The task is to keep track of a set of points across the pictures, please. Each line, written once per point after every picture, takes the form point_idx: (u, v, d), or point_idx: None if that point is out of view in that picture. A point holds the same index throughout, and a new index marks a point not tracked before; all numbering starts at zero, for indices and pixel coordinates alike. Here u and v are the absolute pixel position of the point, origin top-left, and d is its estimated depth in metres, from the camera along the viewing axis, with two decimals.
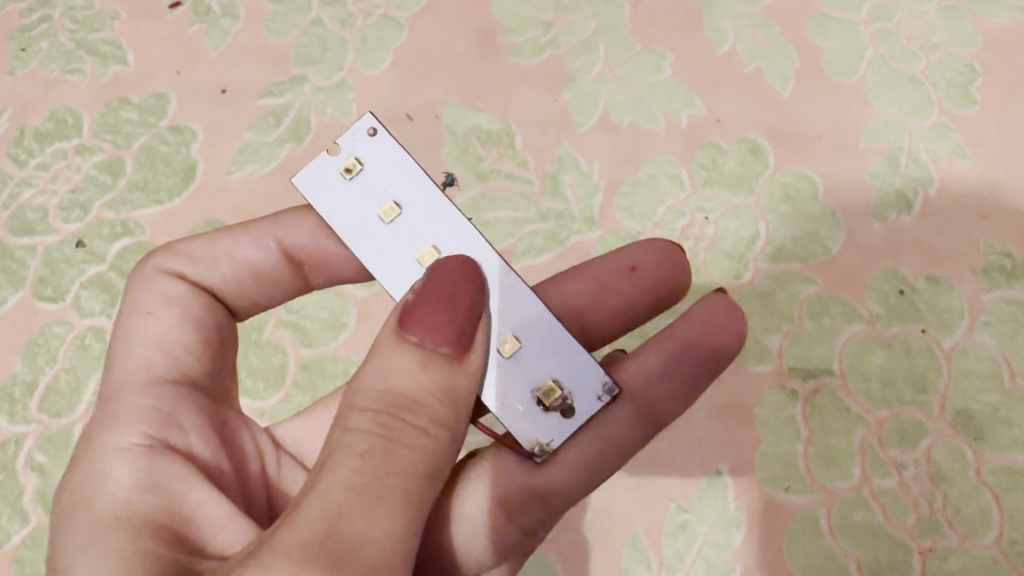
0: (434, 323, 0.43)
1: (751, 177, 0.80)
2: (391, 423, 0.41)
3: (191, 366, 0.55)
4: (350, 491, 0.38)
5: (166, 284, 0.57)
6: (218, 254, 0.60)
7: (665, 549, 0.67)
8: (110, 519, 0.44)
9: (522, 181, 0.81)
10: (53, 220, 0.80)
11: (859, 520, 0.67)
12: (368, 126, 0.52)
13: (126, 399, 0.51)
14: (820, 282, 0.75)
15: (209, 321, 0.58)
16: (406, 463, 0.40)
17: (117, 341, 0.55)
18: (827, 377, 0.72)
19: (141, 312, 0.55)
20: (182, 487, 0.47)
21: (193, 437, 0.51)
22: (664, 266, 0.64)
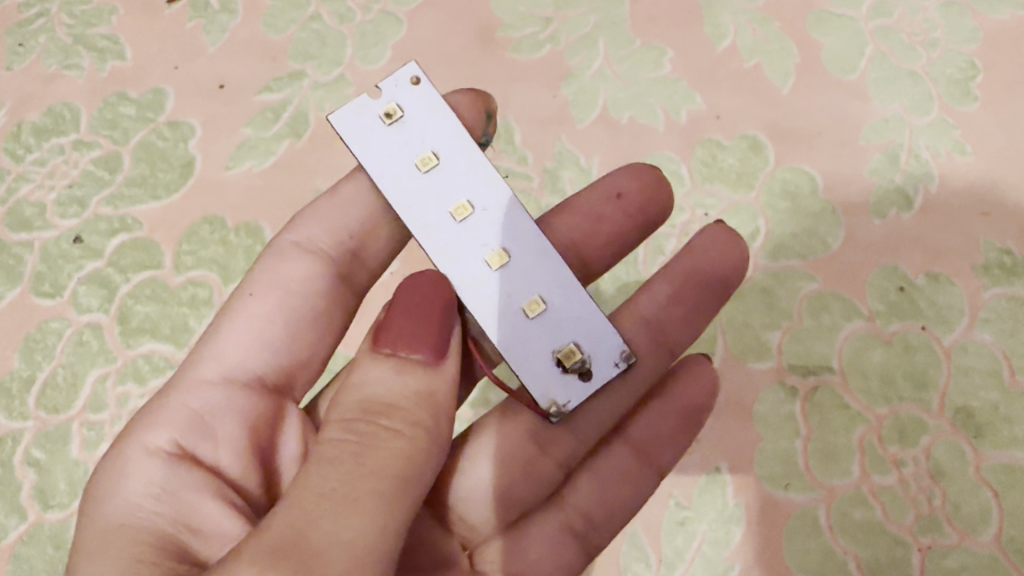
0: (404, 331, 0.45)
1: (751, 173, 0.80)
2: (367, 427, 0.41)
3: (261, 362, 0.55)
4: (317, 496, 0.38)
5: (288, 260, 0.57)
6: (340, 213, 0.58)
7: (664, 546, 0.67)
8: (113, 522, 0.45)
9: (521, 177, 0.81)
10: (51, 216, 0.80)
11: (858, 517, 0.67)
12: (413, 76, 0.54)
13: (176, 395, 0.53)
14: (820, 278, 0.75)
15: (316, 308, 0.57)
16: (382, 464, 0.39)
17: (217, 322, 0.57)
18: (826, 374, 0.71)
19: (246, 293, 0.57)
20: (193, 498, 0.47)
21: (222, 439, 0.51)
22: (654, 192, 0.64)
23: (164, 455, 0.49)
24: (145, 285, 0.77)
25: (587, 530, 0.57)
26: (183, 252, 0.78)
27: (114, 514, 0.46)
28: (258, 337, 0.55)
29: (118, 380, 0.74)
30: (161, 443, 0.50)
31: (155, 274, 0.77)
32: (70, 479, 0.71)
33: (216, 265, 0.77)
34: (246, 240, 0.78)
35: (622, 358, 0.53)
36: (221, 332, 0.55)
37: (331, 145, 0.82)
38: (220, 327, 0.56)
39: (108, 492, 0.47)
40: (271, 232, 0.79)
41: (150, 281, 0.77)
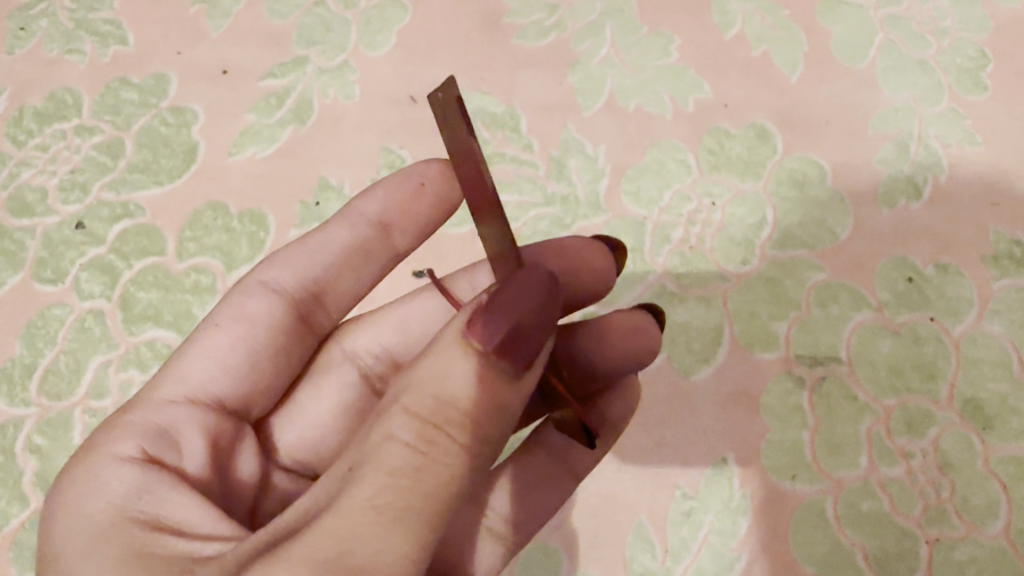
0: (499, 328, 0.37)
1: (759, 162, 0.79)
2: (434, 436, 0.37)
3: (221, 388, 0.54)
4: (369, 510, 0.36)
5: (252, 299, 0.58)
6: (311, 255, 0.59)
7: (670, 537, 0.66)
8: (103, 521, 0.43)
9: (527, 164, 0.80)
10: (52, 201, 0.79)
11: (865, 509, 0.66)
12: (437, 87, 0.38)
13: (135, 413, 0.50)
14: (827, 268, 0.74)
15: (277, 344, 0.58)
16: (438, 486, 0.37)
17: (181, 350, 0.56)
18: (834, 364, 0.71)
19: (211, 325, 0.57)
20: (172, 496, 0.44)
21: (189, 447, 0.50)
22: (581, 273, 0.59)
23: (134, 461, 0.46)
24: (148, 272, 0.76)
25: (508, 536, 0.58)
26: (186, 239, 0.77)
27: (99, 508, 0.44)
28: (219, 369, 0.55)
29: (121, 366, 0.73)
30: (131, 451, 0.47)
31: (158, 261, 0.77)
32: None
33: (220, 252, 0.77)
34: (250, 227, 0.78)
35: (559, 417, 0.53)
36: (185, 362, 0.55)
37: (335, 132, 0.81)
38: (186, 357, 0.55)
39: (77, 494, 0.45)
40: (274, 218, 0.78)
41: (153, 267, 0.77)
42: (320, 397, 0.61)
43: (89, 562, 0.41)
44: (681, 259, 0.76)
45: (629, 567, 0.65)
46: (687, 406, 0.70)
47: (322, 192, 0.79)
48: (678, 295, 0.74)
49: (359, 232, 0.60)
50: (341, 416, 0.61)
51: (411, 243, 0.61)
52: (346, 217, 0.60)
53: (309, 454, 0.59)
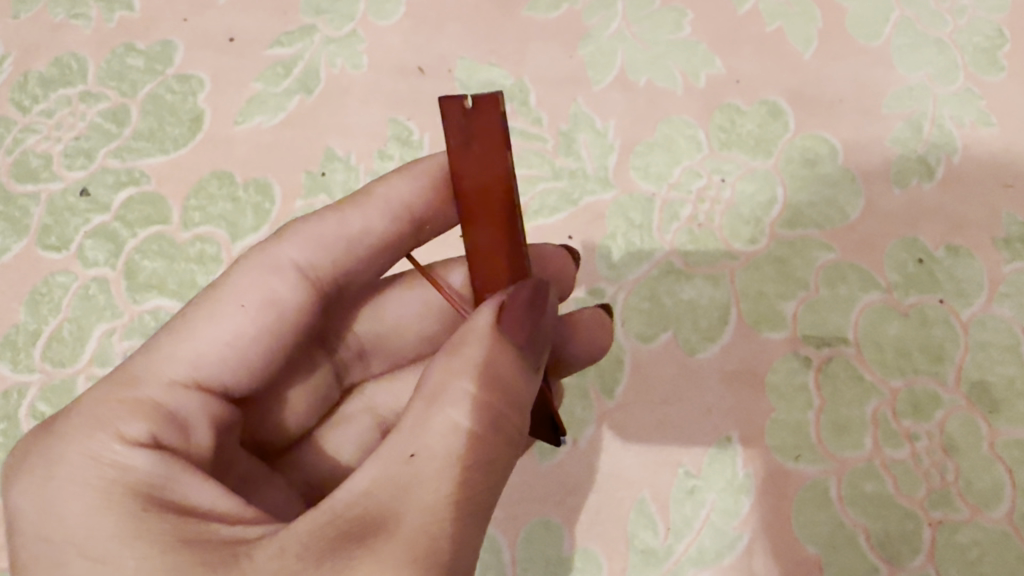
0: (521, 329, 0.43)
1: (770, 140, 0.79)
2: (487, 425, 0.40)
3: (232, 374, 0.52)
4: (450, 501, 0.38)
5: (280, 278, 0.54)
6: (345, 241, 0.57)
7: (672, 515, 0.65)
8: (133, 506, 0.41)
9: (535, 139, 0.79)
10: (57, 167, 0.79)
11: (869, 490, 0.65)
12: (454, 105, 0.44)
13: (144, 393, 0.48)
14: (836, 248, 0.74)
15: (294, 332, 0.55)
16: (490, 477, 0.40)
17: (186, 319, 0.52)
18: (841, 345, 0.70)
19: (233, 300, 0.53)
20: (196, 486, 0.43)
21: (196, 435, 0.48)
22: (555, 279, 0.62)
23: (149, 447, 0.44)
24: (153, 241, 0.76)
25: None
26: (191, 208, 0.77)
27: (119, 495, 0.41)
28: (235, 352, 0.52)
29: (125, 335, 0.73)
30: (140, 435, 0.45)
31: (163, 230, 0.76)
32: None
33: (225, 221, 0.76)
34: (255, 197, 0.77)
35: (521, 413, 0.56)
36: (198, 332, 0.51)
37: (342, 102, 0.81)
38: (197, 326, 0.51)
39: (91, 480, 0.42)
40: (280, 188, 0.77)
41: (158, 236, 0.76)
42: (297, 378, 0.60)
43: (119, 549, 0.39)
44: (690, 236, 0.75)
45: (630, 543, 0.65)
46: (692, 384, 0.69)
47: (328, 162, 0.78)
48: (685, 273, 0.73)
49: (396, 224, 0.57)
50: (311, 398, 0.60)
51: (430, 237, 0.60)
52: (385, 203, 0.57)
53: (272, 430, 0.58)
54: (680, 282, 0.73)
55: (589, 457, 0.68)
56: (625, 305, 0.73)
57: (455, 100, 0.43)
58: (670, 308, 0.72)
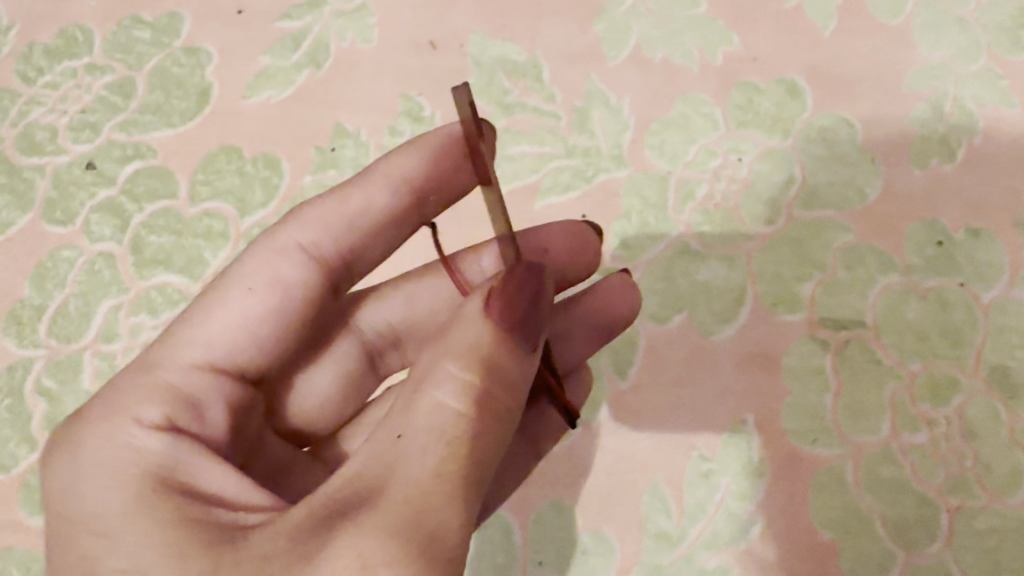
0: (513, 311, 0.41)
1: (787, 119, 0.77)
2: (479, 401, 0.39)
3: (245, 355, 0.52)
4: (434, 479, 0.37)
5: (289, 261, 0.54)
6: (351, 219, 0.55)
7: (685, 498, 0.64)
8: (142, 485, 0.42)
9: (549, 115, 0.77)
10: (62, 140, 0.78)
11: (886, 475, 0.64)
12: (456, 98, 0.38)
13: (159, 377, 0.48)
14: (854, 230, 0.73)
15: (306, 315, 0.55)
16: (483, 452, 0.39)
17: (200, 305, 0.53)
18: (858, 328, 0.69)
19: (242, 284, 0.53)
20: (208, 466, 0.44)
21: (211, 417, 0.49)
22: (575, 257, 0.61)
23: (160, 429, 0.45)
24: (159, 215, 0.75)
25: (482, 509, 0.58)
26: (198, 183, 0.76)
27: (130, 475, 0.42)
28: (246, 336, 0.52)
29: (131, 311, 0.72)
30: (153, 418, 0.46)
31: (170, 204, 0.75)
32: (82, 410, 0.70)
33: (233, 196, 0.75)
34: (264, 172, 0.76)
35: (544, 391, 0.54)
36: (211, 320, 0.52)
37: (351, 77, 0.79)
38: (210, 311, 0.52)
39: (106, 460, 0.43)
40: (288, 164, 0.76)
41: (165, 211, 0.75)
42: (320, 363, 0.59)
43: (128, 525, 0.40)
44: (705, 216, 0.74)
45: (643, 527, 0.64)
46: (706, 366, 0.68)
47: (338, 137, 0.77)
48: (700, 254, 0.72)
49: (399, 200, 0.55)
50: (340, 387, 0.60)
51: (440, 211, 0.58)
52: (386, 178, 0.55)
53: (302, 417, 0.59)
54: (694, 262, 0.72)
55: (601, 438, 0.67)
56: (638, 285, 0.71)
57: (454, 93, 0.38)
58: (685, 289, 0.71)
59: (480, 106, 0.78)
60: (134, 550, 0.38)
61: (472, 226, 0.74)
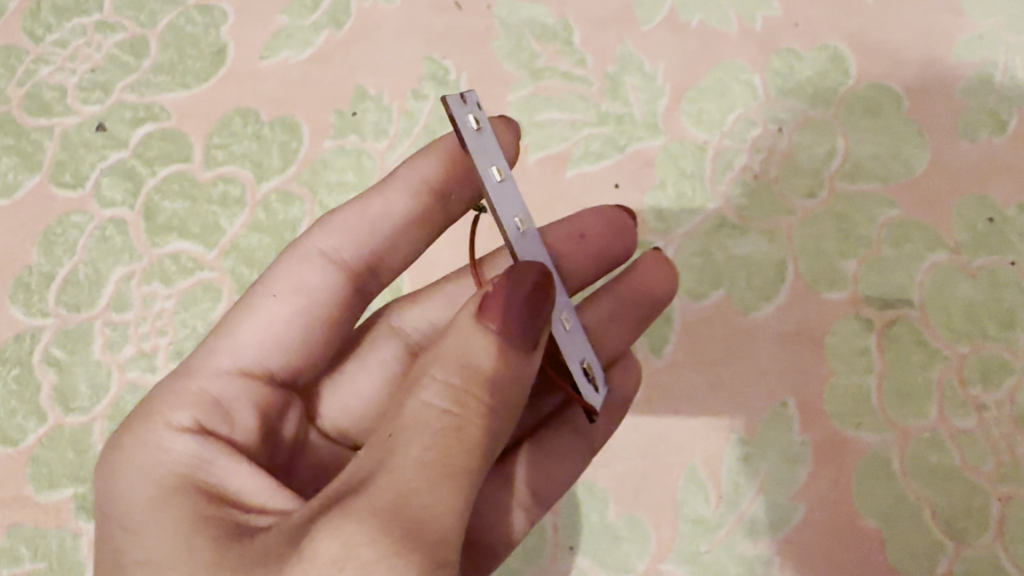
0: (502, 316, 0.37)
1: (830, 88, 0.74)
2: (466, 401, 0.37)
3: (272, 360, 0.50)
4: (421, 467, 0.34)
5: (309, 266, 0.52)
6: (373, 223, 0.53)
7: (724, 483, 0.61)
8: (159, 483, 0.40)
9: (579, 81, 0.74)
10: (72, 101, 0.74)
11: (934, 461, 0.61)
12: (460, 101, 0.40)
13: (187, 381, 0.47)
14: (899, 205, 0.69)
15: (335, 319, 0.52)
16: (472, 450, 0.36)
17: (231, 314, 0.51)
18: (905, 307, 0.66)
19: (265, 292, 0.51)
20: (230, 468, 0.42)
21: (240, 420, 0.46)
22: (617, 242, 0.57)
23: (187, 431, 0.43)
24: (173, 180, 0.72)
25: (535, 503, 0.52)
26: (213, 146, 0.72)
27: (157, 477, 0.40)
28: (271, 341, 0.50)
29: (144, 279, 0.69)
30: (183, 420, 0.43)
31: (184, 168, 0.72)
32: (93, 381, 0.67)
33: (250, 161, 0.72)
34: (282, 136, 0.72)
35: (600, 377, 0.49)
36: (241, 328, 0.50)
37: (372, 38, 0.75)
38: (238, 319, 0.50)
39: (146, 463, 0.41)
40: (307, 128, 0.73)
41: (178, 175, 0.72)
42: (367, 368, 0.56)
43: (148, 523, 0.38)
44: (744, 188, 0.70)
45: (679, 513, 0.61)
46: (746, 344, 0.65)
47: (359, 102, 0.73)
48: (739, 227, 0.69)
49: (419, 201, 0.53)
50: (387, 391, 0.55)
51: (463, 211, 0.55)
52: (405, 181, 0.53)
53: (353, 421, 0.54)
54: (733, 237, 0.68)
55: (634, 418, 0.64)
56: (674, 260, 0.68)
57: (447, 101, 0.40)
58: (723, 264, 0.67)
59: (508, 71, 0.74)
60: (145, 549, 0.37)
61: None
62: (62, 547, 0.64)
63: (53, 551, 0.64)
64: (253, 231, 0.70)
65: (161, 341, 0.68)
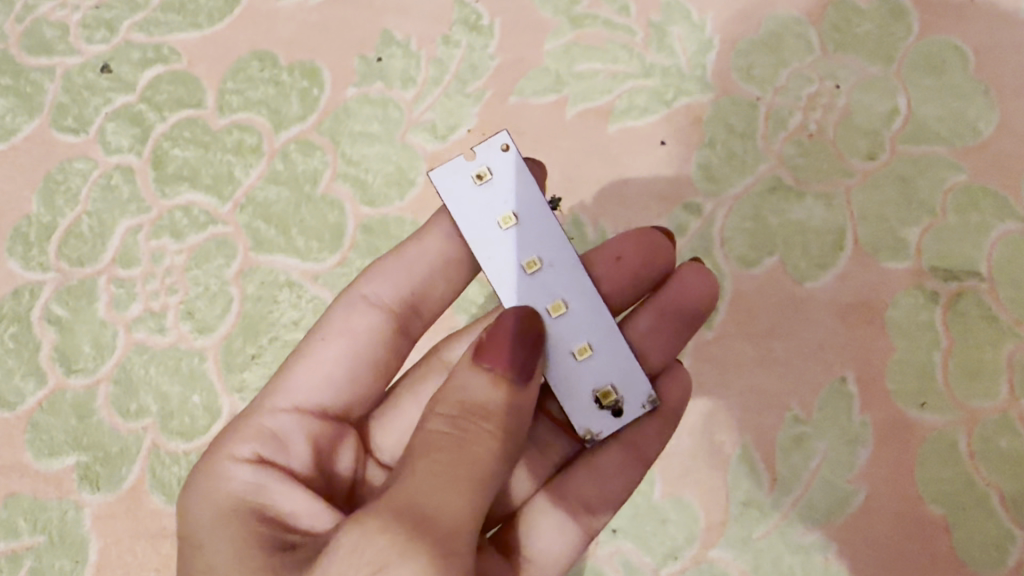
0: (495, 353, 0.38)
1: (891, 44, 0.66)
2: (468, 424, 0.36)
3: (320, 401, 0.46)
4: (429, 478, 0.34)
5: (353, 312, 0.48)
6: (416, 267, 0.48)
7: (778, 464, 0.58)
8: (209, 515, 0.39)
9: (622, 29, 0.67)
10: (75, 39, 0.69)
11: (1003, 445, 0.57)
12: (502, 143, 0.45)
13: (244, 424, 0.44)
14: (966, 169, 0.63)
15: (384, 362, 0.48)
16: (476, 464, 0.35)
17: (286, 363, 0.48)
18: (972, 279, 0.61)
19: (314, 338, 0.47)
20: (278, 492, 0.40)
21: (297, 452, 0.44)
22: (654, 254, 0.51)
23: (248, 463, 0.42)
24: (184, 126, 0.66)
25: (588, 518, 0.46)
26: (228, 92, 0.67)
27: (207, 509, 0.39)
28: (321, 380, 0.46)
29: (152, 233, 0.64)
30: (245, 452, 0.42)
31: (196, 114, 0.67)
32: (97, 342, 0.62)
33: (267, 108, 0.66)
34: (302, 82, 0.67)
35: (650, 398, 0.46)
36: (297, 373, 0.46)
37: None
38: (291, 364, 0.47)
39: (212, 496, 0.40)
40: (329, 74, 0.67)
41: (189, 121, 0.66)
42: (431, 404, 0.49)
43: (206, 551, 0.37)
44: (799, 148, 0.64)
45: (732, 495, 0.57)
46: (803, 315, 0.60)
47: (385, 47, 0.68)
48: (794, 191, 0.63)
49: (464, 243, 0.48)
50: None
51: None
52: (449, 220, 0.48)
53: None
54: (787, 201, 0.63)
55: None
56: (724, 224, 0.63)
57: (473, 153, 0.45)
58: (778, 230, 0.62)
59: (544, 17, 0.68)
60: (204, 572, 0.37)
61: (537, 150, 0.65)
62: (64, 519, 0.59)
63: (55, 524, 0.59)
64: (271, 183, 0.65)
65: (171, 300, 0.63)
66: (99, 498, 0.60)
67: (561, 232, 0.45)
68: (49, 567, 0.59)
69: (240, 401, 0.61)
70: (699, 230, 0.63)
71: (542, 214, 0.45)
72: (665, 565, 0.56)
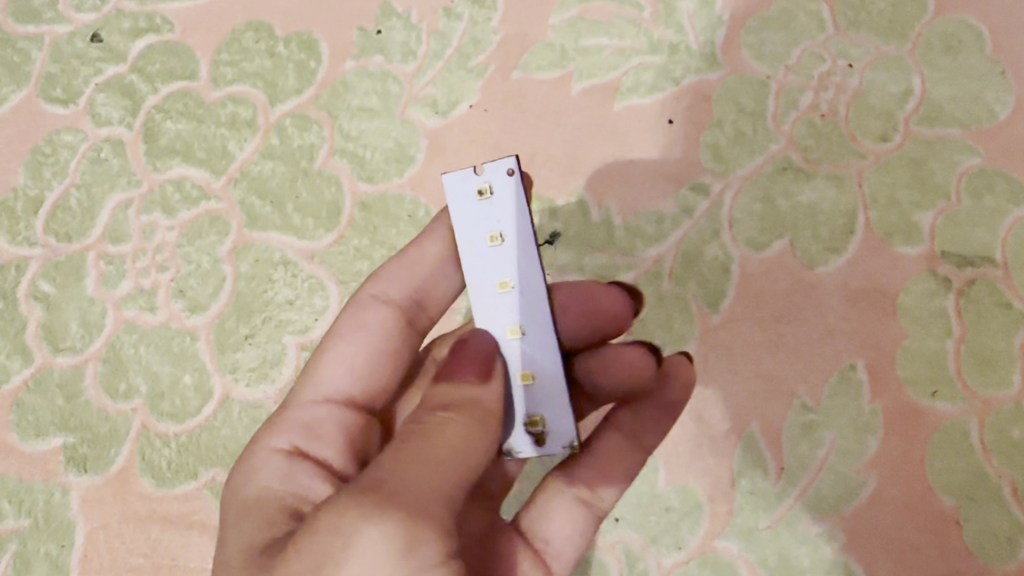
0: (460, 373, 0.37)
1: (906, 22, 0.64)
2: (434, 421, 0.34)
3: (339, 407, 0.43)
4: (392, 463, 0.32)
5: (362, 312, 0.44)
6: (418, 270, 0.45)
7: (785, 453, 0.56)
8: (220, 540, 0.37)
9: (629, 4, 0.65)
10: (63, 7, 0.67)
11: (1016, 436, 0.55)
12: (509, 169, 0.40)
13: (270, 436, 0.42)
14: (981, 152, 0.61)
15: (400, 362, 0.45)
16: (443, 449, 0.33)
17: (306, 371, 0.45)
18: (985, 265, 0.59)
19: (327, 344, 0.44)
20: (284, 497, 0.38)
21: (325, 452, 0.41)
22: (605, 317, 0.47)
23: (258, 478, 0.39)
24: (176, 99, 0.64)
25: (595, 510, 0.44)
26: (222, 63, 0.65)
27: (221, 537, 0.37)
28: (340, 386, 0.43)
29: (142, 209, 0.62)
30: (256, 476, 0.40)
31: (189, 86, 0.65)
32: (85, 320, 0.60)
33: (262, 81, 0.64)
34: (298, 54, 0.65)
35: (575, 441, 0.41)
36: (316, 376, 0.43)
37: None
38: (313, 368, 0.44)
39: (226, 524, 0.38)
40: (327, 47, 0.65)
41: (181, 94, 0.64)
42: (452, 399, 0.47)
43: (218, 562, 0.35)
44: (810, 128, 0.62)
45: (737, 484, 0.56)
46: (813, 301, 0.59)
47: (384, 19, 0.65)
48: (805, 173, 0.61)
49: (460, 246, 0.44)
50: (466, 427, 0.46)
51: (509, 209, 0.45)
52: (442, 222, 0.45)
53: None
54: (797, 184, 0.61)
55: None
56: (732, 206, 0.61)
57: (475, 170, 0.41)
58: (788, 213, 0.61)
59: None
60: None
61: (540, 128, 0.64)
62: (49, 503, 0.58)
63: (40, 507, 0.58)
64: (266, 158, 0.63)
65: (162, 278, 0.61)
66: (86, 481, 0.58)
67: (543, 266, 0.40)
68: (35, 551, 0.57)
69: (233, 382, 0.59)
70: (706, 213, 0.61)
71: (532, 247, 0.40)
72: (667, 555, 0.56)
